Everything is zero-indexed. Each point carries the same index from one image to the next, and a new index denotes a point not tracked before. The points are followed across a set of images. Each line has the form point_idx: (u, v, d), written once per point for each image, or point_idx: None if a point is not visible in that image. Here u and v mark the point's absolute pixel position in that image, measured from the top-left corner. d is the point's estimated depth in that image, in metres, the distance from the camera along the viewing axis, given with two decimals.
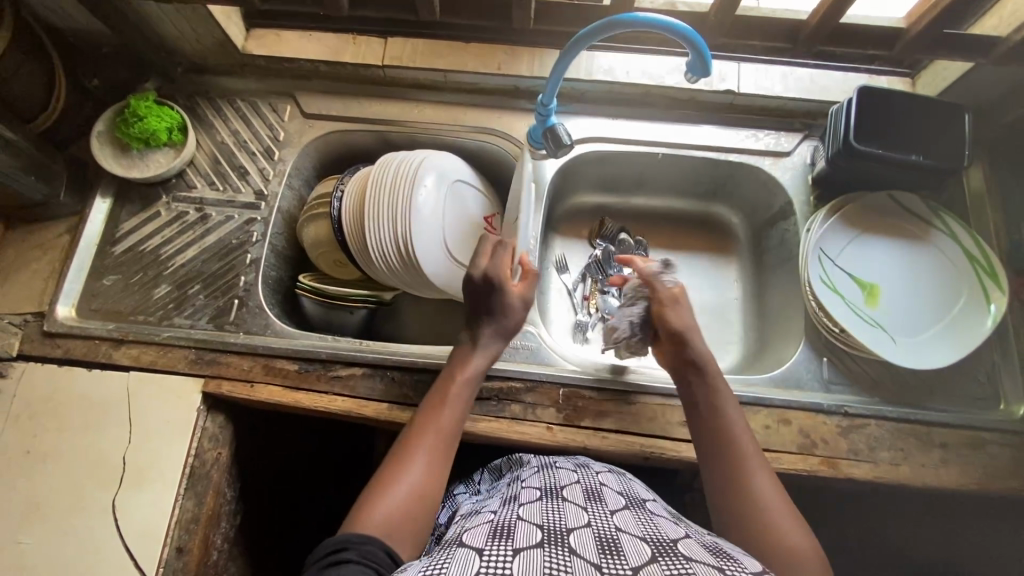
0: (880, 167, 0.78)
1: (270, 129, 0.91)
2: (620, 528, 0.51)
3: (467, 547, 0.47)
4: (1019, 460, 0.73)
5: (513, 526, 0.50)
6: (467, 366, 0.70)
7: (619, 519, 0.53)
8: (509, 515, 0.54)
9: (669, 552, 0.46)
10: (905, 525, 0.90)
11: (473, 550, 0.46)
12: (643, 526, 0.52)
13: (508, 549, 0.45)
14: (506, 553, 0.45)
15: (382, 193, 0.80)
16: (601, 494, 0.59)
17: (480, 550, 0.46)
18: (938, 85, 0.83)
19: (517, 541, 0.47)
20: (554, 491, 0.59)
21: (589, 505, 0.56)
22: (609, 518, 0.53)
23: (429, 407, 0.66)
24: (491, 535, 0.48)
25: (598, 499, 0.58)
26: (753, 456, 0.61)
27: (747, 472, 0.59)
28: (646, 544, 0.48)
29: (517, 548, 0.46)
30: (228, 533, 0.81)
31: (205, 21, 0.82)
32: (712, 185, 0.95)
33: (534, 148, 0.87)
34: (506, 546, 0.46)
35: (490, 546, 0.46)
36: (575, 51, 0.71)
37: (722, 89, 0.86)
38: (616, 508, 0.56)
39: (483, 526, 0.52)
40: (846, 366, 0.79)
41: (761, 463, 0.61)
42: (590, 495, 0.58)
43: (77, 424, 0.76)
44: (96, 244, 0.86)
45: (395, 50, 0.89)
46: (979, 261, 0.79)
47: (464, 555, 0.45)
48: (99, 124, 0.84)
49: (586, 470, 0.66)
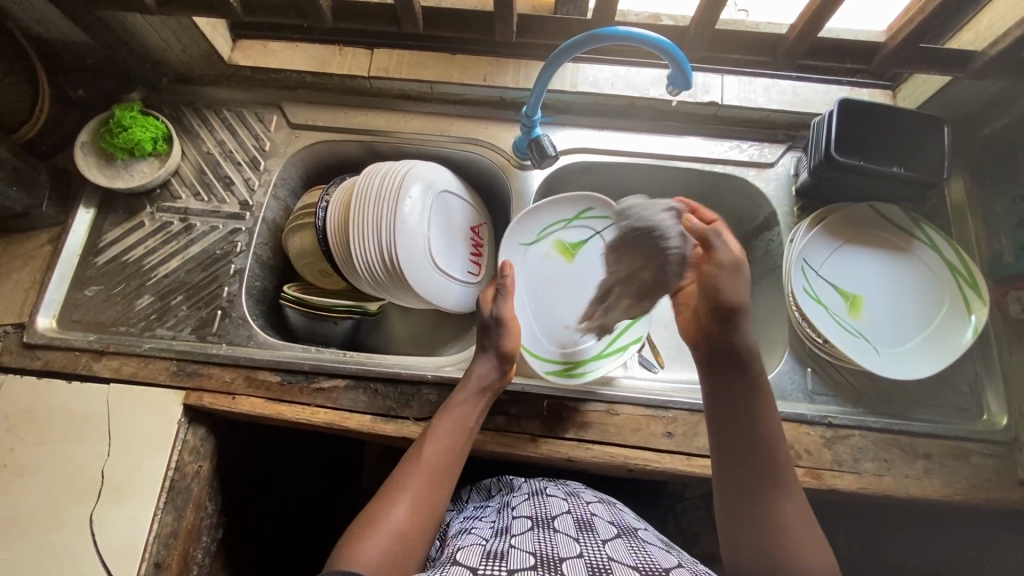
0: (860, 180, 0.78)
1: (256, 139, 0.91)
2: (612, 557, 0.51)
3: (459, 567, 0.48)
4: (1002, 470, 0.73)
5: (507, 552, 0.51)
6: (462, 398, 0.70)
7: (610, 548, 0.53)
8: (501, 542, 0.55)
9: None
10: (892, 534, 0.90)
11: (466, 568, 0.48)
12: (635, 555, 0.52)
13: (502, 570, 0.47)
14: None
15: (367, 203, 0.80)
16: (593, 524, 0.59)
17: (473, 569, 0.48)
18: (917, 98, 0.84)
19: (510, 564, 0.49)
20: (546, 520, 0.59)
21: (580, 534, 0.56)
22: (601, 547, 0.53)
23: (424, 440, 0.66)
24: (485, 557, 0.50)
25: (589, 528, 0.57)
26: (780, 477, 0.61)
27: (772, 491, 0.60)
28: (637, 573, 0.48)
29: (510, 569, 0.48)
30: (209, 548, 0.80)
31: (191, 32, 0.83)
32: (698, 195, 0.95)
33: (519, 158, 0.89)
34: (499, 568, 0.47)
35: (483, 566, 0.48)
36: (559, 64, 0.72)
37: (706, 100, 0.87)
38: (608, 537, 0.56)
39: (476, 549, 0.53)
40: (830, 376, 0.79)
41: (789, 486, 0.61)
42: (581, 525, 0.58)
43: (55, 436, 0.75)
44: (79, 254, 0.85)
45: (382, 61, 0.90)
46: (958, 270, 0.80)
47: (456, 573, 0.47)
48: (83, 135, 0.84)
49: (578, 501, 0.65)
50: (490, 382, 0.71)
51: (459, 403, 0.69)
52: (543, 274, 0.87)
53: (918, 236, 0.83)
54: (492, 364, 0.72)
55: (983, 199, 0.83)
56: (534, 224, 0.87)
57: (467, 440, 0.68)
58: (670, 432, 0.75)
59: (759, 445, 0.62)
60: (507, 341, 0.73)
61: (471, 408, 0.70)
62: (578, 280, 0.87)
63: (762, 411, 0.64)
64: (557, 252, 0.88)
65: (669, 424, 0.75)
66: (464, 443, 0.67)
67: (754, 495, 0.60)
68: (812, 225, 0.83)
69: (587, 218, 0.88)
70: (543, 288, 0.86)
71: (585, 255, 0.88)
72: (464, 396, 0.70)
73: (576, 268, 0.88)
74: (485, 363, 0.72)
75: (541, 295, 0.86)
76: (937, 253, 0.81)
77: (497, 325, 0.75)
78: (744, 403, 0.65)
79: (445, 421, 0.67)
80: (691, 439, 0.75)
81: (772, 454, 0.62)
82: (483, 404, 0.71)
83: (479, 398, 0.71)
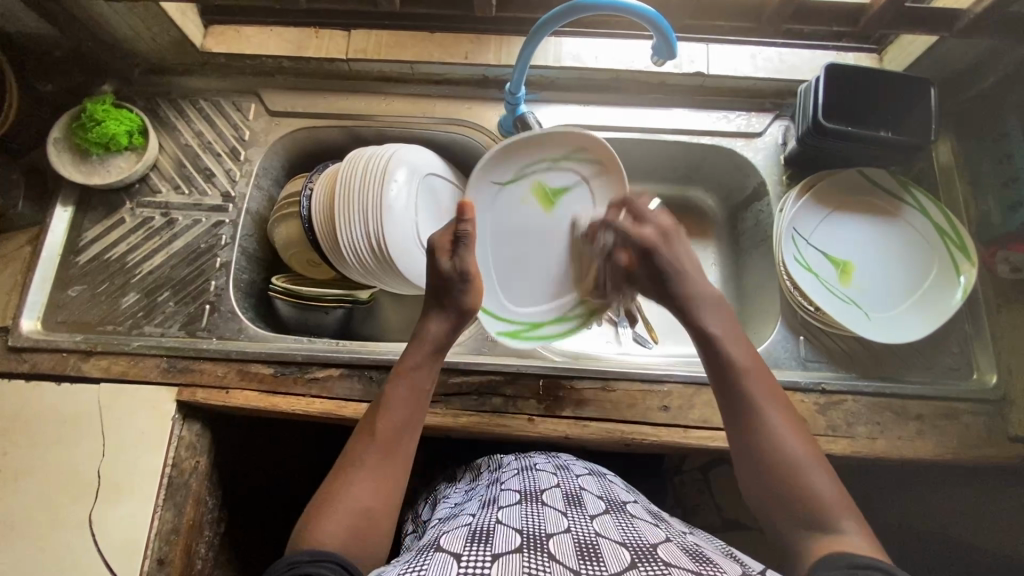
0: (849, 146, 0.78)
1: (234, 129, 0.89)
2: (600, 533, 0.50)
3: (443, 551, 0.47)
4: (993, 428, 0.74)
5: (491, 531, 0.50)
6: (412, 361, 0.66)
7: (599, 523, 0.53)
8: (486, 521, 0.54)
9: (649, 557, 0.46)
10: (887, 495, 0.92)
11: (450, 555, 0.46)
12: (623, 531, 0.51)
13: (486, 554, 0.45)
14: (484, 558, 0.45)
15: (351, 190, 0.79)
16: (581, 499, 0.59)
17: (457, 554, 0.46)
18: (904, 60, 0.84)
19: (494, 546, 0.47)
20: (535, 494, 0.60)
21: (568, 510, 0.56)
22: (588, 523, 0.52)
23: (378, 408, 0.63)
24: (468, 539, 0.49)
25: (578, 504, 0.57)
26: (772, 400, 0.58)
27: (764, 415, 0.57)
28: (626, 548, 0.47)
29: (494, 553, 0.46)
30: (211, 542, 0.80)
31: (160, 19, 0.80)
32: (686, 168, 0.94)
33: (506, 137, 0.87)
34: (483, 551, 0.46)
35: (468, 550, 0.46)
36: (541, 37, 0.70)
37: (691, 71, 0.86)
38: (595, 513, 0.56)
39: (460, 532, 0.52)
40: (822, 343, 0.80)
41: (779, 400, 0.58)
42: (569, 501, 0.58)
43: (47, 439, 0.74)
44: (59, 254, 0.83)
45: (360, 42, 0.87)
46: (947, 233, 0.80)
47: (441, 558, 0.46)
48: (55, 131, 0.82)
49: (567, 475, 0.66)
50: (447, 343, 0.68)
51: (410, 369, 0.65)
52: (519, 221, 0.82)
53: (908, 198, 0.82)
54: (447, 324, 0.68)
55: (970, 160, 0.83)
56: (510, 163, 0.79)
57: (423, 407, 0.65)
58: (666, 405, 0.75)
59: (741, 374, 0.60)
60: (472, 300, 0.68)
61: (426, 371, 0.66)
62: (548, 233, 0.82)
63: (727, 334, 0.63)
64: (535, 197, 0.81)
65: (664, 398, 0.76)
66: (419, 407, 0.64)
67: (752, 425, 0.57)
68: (801, 193, 0.83)
69: (569, 160, 0.80)
70: (508, 240, 0.82)
71: (564, 205, 0.82)
72: (417, 361, 0.66)
73: (556, 219, 0.82)
74: (441, 323, 0.67)
75: (509, 242, 0.82)
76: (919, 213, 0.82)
77: (461, 280, 0.67)
78: (734, 362, 0.61)
79: (399, 387, 0.64)
80: (686, 410, 0.75)
81: (759, 379, 0.59)
82: (435, 368, 0.67)
83: (434, 359, 0.67)
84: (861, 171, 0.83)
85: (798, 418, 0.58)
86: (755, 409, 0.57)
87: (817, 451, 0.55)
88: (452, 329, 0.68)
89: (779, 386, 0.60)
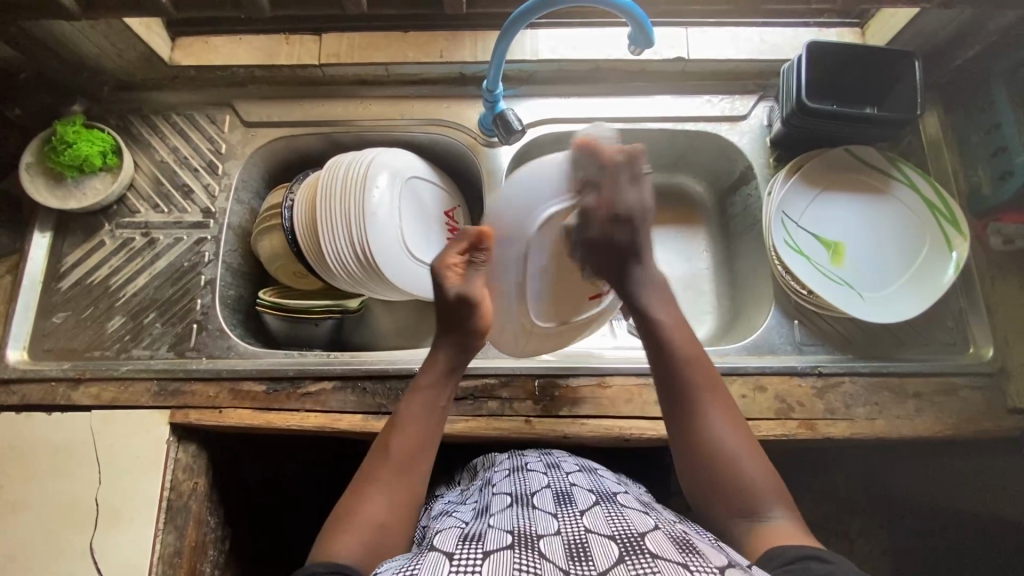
0: (833, 125, 0.77)
1: (210, 142, 0.87)
2: (590, 530, 0.49)
3: (435, 551, 0.45)
4: (991, 400, 0.74)
5: (483, 533, 0.49)
6: (419, 387, 0.64)
7: (589, 519, 0.52)
8: (479, 523, 0.54)
9: (636, 548, 0.45)
10: (890, 472, 0.92)
11: (442, 553, 0.45)
12: (613, 523, 0.51)
13: (477, 552, 0.44)
14: (476, 556, 0.43)
15: (333, 198, 0.77)
16: (573, 497, 0.58)
17: (450, 553, 0.45)
18: (887, 33, 0.82)
19: (487, 544, 0.46)
20: (526, 496, 0.59)
21: (559, 509, 0.55)
22: (579, 520, 0.52)
23: (385, 437, 0.61)
24: (460, 539, 0.48)
25: (568, 502, 0.57)
26: (709, 390, 0.60)
27: (706, 413, 0.58)
28: (615, 543, 0.46)
29: (486, 550, 0.45)
30: (216, 561, 0.80)
31: (125, 36, 0.78)
32: (672, 155, 0.93)
33: (486, 135, 0.85)
34: (476, 549, 0.45)
35: (459, 550, 0.45)
36: (514, 33, 0.68)
37: (671, 56, 0.84)
38: (587, 508, 0.55)
39: (453, 532, 0.51)
40: (817, 327, 0.79)
41: (722, 398, 0.60)
42: (560, 500, 0.57)
43: (40, 470, 0.73)
44: (41, 280, 0.82)
45: (332, 46, 0.86)
46: (937, 208, 0.79)
47: (432, 558, 0.44)
48: (27, 156, 0.80)
49: (558, 473, 0.65)
50: (459, 364, 0.67)
51: (427, 387, 0.64)
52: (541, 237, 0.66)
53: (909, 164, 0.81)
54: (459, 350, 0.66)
55: (957, 132, 0.82)
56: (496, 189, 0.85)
57: (438, 427, 0.63)
58: None
59: (683, 367, 0.61)
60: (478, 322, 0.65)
61: (439, 391, 0.65)
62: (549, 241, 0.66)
63: (678, 327, 0.63)
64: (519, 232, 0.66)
65: None
66: (430, 429, 0.62)
67: (692, 420, 0.58)
68: (789, 174, 0.82)
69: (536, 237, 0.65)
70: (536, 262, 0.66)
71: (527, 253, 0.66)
72: (432, 380, 0.65)
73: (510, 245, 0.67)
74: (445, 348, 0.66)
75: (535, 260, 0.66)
76: (898, 179, 0.81)
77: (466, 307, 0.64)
78: (678, 351, 0.62)
79: (405, 411, 0.63)
80: None
81: (697, 367, 0.61)
82: (449, 391, 0.66)
83: (449, 379, 0.66)
84: (847, 149, 0.82)
85: (735, 411, 0.59)
86: (695, 400, 0.59)
87: (752, 444, 0.57)
88: (460, 351, 0.66)
89: (721, 385, 0.61)
